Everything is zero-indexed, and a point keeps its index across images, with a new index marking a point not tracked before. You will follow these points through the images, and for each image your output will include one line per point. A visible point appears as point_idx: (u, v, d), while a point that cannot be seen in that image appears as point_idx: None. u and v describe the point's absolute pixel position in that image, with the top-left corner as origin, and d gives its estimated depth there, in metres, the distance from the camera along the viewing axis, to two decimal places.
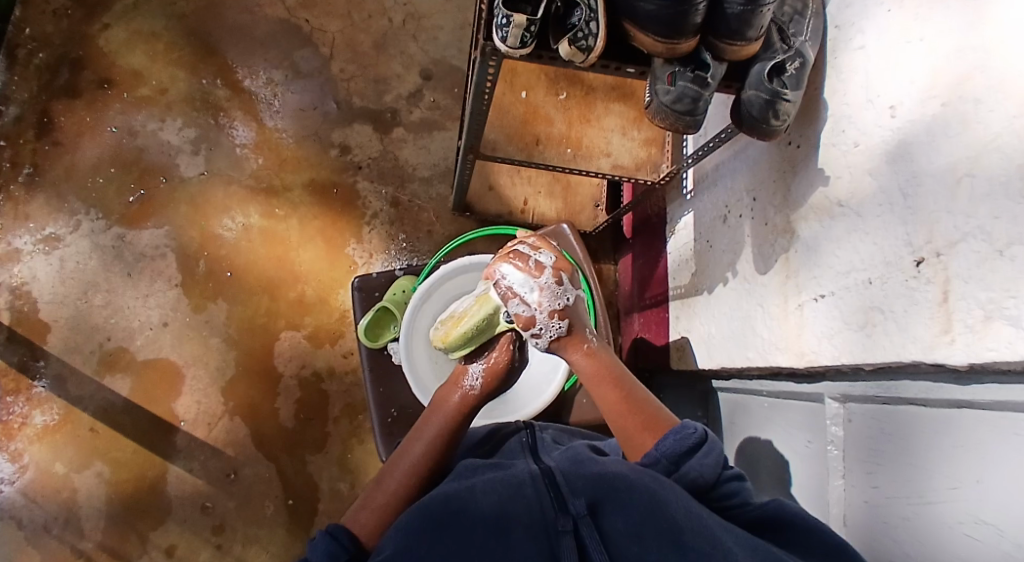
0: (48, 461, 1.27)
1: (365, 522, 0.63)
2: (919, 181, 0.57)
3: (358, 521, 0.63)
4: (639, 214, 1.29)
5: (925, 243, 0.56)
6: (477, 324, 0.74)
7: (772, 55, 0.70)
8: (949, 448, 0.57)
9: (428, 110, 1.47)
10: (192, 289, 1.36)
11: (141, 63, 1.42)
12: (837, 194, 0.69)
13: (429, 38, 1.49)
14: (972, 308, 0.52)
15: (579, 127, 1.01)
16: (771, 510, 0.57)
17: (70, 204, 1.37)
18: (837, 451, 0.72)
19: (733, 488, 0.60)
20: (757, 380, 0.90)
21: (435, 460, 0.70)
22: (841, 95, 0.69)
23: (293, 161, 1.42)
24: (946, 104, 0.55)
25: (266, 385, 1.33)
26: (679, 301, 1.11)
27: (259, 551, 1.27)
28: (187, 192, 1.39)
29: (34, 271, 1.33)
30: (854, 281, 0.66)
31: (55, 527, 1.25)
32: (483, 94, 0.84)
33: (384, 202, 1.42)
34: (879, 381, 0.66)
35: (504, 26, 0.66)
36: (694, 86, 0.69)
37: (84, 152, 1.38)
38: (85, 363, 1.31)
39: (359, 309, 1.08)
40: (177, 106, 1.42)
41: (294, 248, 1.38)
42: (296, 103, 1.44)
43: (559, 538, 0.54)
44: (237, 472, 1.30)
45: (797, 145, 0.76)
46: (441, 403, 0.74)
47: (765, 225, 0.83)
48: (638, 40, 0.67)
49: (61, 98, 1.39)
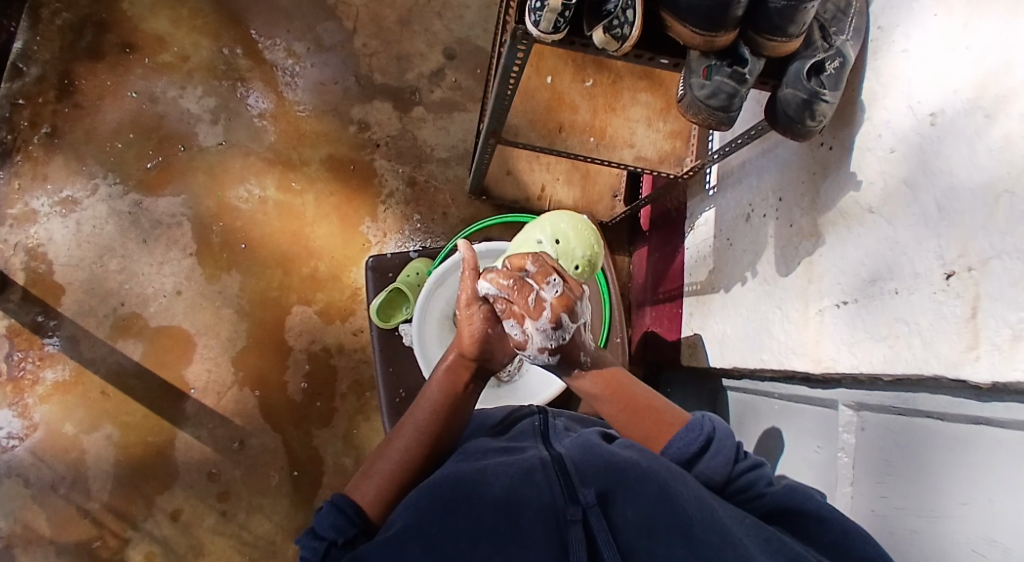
0: (58, 421, 1.28)
1: (368, 492, 0.62)
2: (957, 194, 0.56)
3: (361, 489, 0.63)
4: (658, 208, 1.28)
5: (957, 257, 0.55)
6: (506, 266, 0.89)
7: (813, 53, 0.68)
8: (965, 465, 0.56)
9: (449, 91, 1.45)
10: (205, 258, 1.36)
11: (164, 29, 1.41)
12: (868, 199, 0.67)
13: (454, 16, 1.47)
14: (1001, 328, 0.51)
15: (605, 116, 1.00)
16: (778, 504, 0.57)
17: (88, 167, 1.37)
18: (847, 459, 0.72)
19: (751, 479, 0.59)
20: (769, 382, 0.89)
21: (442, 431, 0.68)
22: (879, 100, 0.67)
23: (312, 136, 1.41)
24: (989, 115, 0.53)
25: (275, 358, 1.34)
26: (694, 298, 1.10)
27: (263, 521, 1.29)
28: (204, 161, 1.38)
29: (51, 233, 1.34)
30: (881, 289, 0.64)
31: (63, 486, 1.27)
32: (510, 78, 0.83)
33: (401, 181, 1.41)
34: (897, 392, 0.65)
35: (537, 9, 0.64)
36: (731, 82, 0.67)
37: (103, 116, 1.38)
38: (98, 327, 1.32)
39: (373, 289, 1.07)
40: (198, 74, 1.41)
41: (309, 224, 1.38)
42: (317, 76, 1.43)
43: (568, 528, 0.54)
44: (243, 441, 1.31)
45: (829, 147, 0.75)
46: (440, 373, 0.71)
47: (790, 227, 0.82)
48: (674, 30, 0.66)
49: (83, 60, 1.39)
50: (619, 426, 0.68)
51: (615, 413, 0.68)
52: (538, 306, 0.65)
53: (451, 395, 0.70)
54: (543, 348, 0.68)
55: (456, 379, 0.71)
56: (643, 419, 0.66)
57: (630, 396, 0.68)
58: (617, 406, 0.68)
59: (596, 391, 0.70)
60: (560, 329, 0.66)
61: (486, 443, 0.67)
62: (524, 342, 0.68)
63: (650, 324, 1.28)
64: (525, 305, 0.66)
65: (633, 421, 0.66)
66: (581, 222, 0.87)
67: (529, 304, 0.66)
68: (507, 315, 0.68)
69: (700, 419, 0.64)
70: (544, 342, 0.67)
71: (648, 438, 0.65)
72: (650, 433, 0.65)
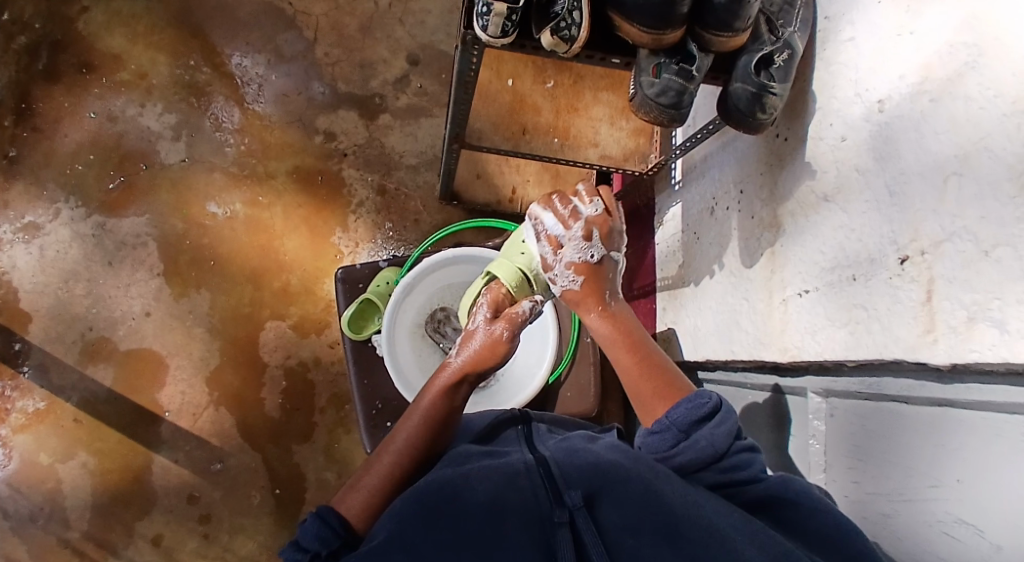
0: (31, 451, 1.26)
1: (354, 504, 0.60)
2: (906, 179, 0.56)
3: (347, 503, 0.61)
4: (628, 205, 1.29)
5: (910, 241, 0.56)
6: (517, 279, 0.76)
7: (760, 47, 0.69)
8: (933, 448, 0.56)
9: (415, 97, 1.44)
10: (174, 278, 1.34)
11: (120, 47, 1.39)
12: (823, 188, 0.68)
13: (416, 21, 1.46)
14: (956, 310, 0.51)
15: (567, 116, 1.00)
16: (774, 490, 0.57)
17: (49, 191, 1.34)
18: (817, 446, 0.73)
19: (743, 461, 0.60)
20: (741, 374, 0.90)
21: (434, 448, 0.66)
22: (830, 88, 0.68)
23: (279, 148, 1.40)
24: (935, 99, 0.54)
25: (251, 375, 1.32)
26: (666, 293, 1.11)
27: (246, 541, 1.27)
28: (169, 178, 1.36)
29: (14, 260, 1.31)
30: (838, 277, 0.65)
31: (39, 518, 1.25)
32: (467, 82, 0.83)
33: (370, 190, 1.40)
34: (861, 377, 0.65)
35: (484, 14, 0.64)
36: (679, 79, 0.68)
37: (63, 138, 1.36)
38: (67, 353, 1.30)
39: (343, 300, 1.06)
40: (158, 91, 1.39)
41: (279, 237, 1.37)
42: (280, 88, 1.42)
43: (555, 529, 0.52)
44: (222, 462, 1.29)
45: (784, 138, 0.75)
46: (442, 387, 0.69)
47: (752, 219, 0.82)
48: (624, 31, 0.66)
49: (38, 82, 1.36)
50: (627, 378, 0.69)
51: (628, 364, 0.69)
52: (573, 216, 0.72)
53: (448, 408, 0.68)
54: (572, 264, 0.71)
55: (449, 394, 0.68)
56: (653, 380, 0.67)
57: (645, 352, 0.69)
58: (630, 357, 0.69)
59: (605, 342, 0.71)
60: (591, 245, 0.71)
61: (469, 447, 0.66)
62: (549, 261, 0.72)
63: (625, 321, 1.28)
64: (564, 212, 0.73)
65: (641, 381, 0.67)
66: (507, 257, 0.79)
67: (566, 213, 0.72)
68: (540, 236, 0.74)
69: (705, 392, 0.64)
70: (574, 256, 0.71)
71: (654, 394, 0.66)
72: (656, 389, 0.66)
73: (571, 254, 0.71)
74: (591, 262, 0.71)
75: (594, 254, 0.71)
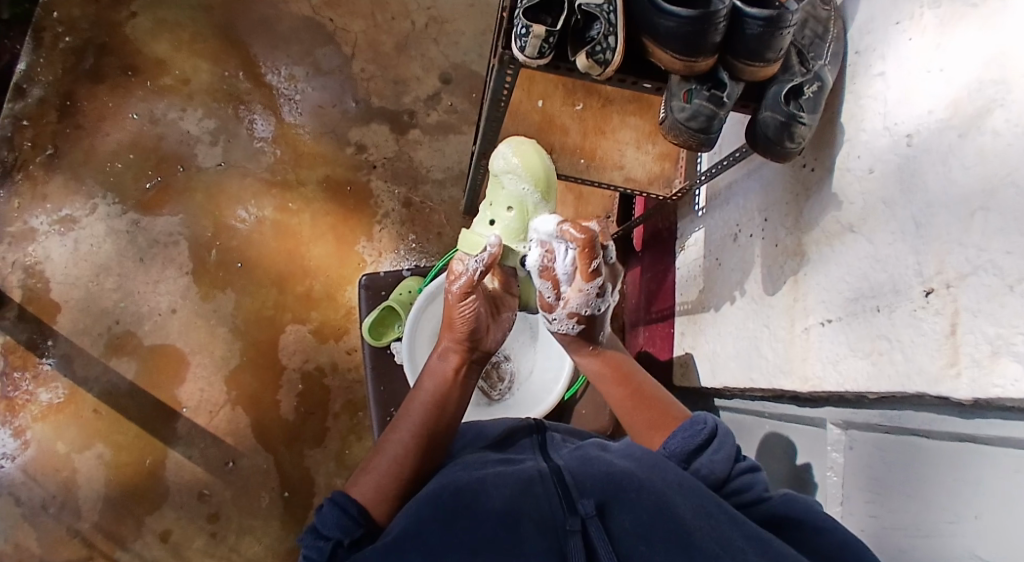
0: (50, 439, 1.28)
1: (367, 489, 0.61)
2: (933, 211, 0.57)
3: (360, 486, 0.61)
4: (650, 229, 1.30)
5: (936, 273, 0.56)
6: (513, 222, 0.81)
7: (790, 77, 0.71)
8: (951, 482, 0.56)
9: (445, 114, 1.47)
10: (201, 277, 1.37)
11: (165, 53, 1.44)
12: (849, 218, 0.69)
13: (450, 42, 1.50)
14: (979, 343, 0.52)
15: (594, 138, 1.02)
16: (779, 511, 0.58)
17: (88, 187, 1.38)
18: (836, 477, 0.72)
19: (745, 483, 0.60)
20: (760, 401, 0.90)
21: (444, 430, 0.67)
22: (858, 121, 0.69)
23: (310, 157, 1.43)
24: (962, 134, 0.55)
25: (268, 377, 1.34)
26: (686, 317, 1.11)
27: (253, 543, 1.28)
28: (203, 181, 1.40)
29: (48, 252, 1.35)
30: (863, 307, 0.65)
31: (52, 506, 1.26)
32: (500, 101, 0.86)
33: (396, 202, 1.43)
34: (884, 410, 0.65)
35: (522, 35, 0.66)
36: (709, 105, 0.69)
37: (104, 137, 1.40)
38: (92, 345, 1.33)
39: (365, 307, 1.08)
40: (199, 97, 1.43)
41: (305, 243, 1.40)
42: (316, 100, 1.46)
43: (567, 537, 0.53)
44: (235, 461, 1.31)
45: (811, 168, 0.76)
46: (443, 368, 0.69)
47: (776, 246, 0.83)
48: (656, 56, 0.68)
49: (85, 83, 1.41)
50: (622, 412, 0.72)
51: (620, 398, 0.72)
52: (592, 272, 0.68)
53: (448, 390, 0.68)
54: (574, 314, 0.71)
55: (453, 373, 0.69)
56: (647, 410, 0.70)
57: (637, 382, 0.73)
58: (621, 391, 0.72)
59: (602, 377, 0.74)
60: (600, 298, 0.70)
61: (484, 454, 0.66)
62: (551, 304, 0.72)
63: (642, 344, 1.28)
64: (584, 264, 0.68)
65: (635, 410, 0.70)
66: (521, 204, 0.81)
67: (589, 266, 0.67)
68: (547, 269, 0.71)
69: (699, 415, 0.66)
70: (579, 306, 0.70)
71: (652, 425, 0.68)
72: (650, 420, 0.69)
73: (576, 304, 0.70)
74: (594, 314, 0.71)
75: (599, 307, 0.71)
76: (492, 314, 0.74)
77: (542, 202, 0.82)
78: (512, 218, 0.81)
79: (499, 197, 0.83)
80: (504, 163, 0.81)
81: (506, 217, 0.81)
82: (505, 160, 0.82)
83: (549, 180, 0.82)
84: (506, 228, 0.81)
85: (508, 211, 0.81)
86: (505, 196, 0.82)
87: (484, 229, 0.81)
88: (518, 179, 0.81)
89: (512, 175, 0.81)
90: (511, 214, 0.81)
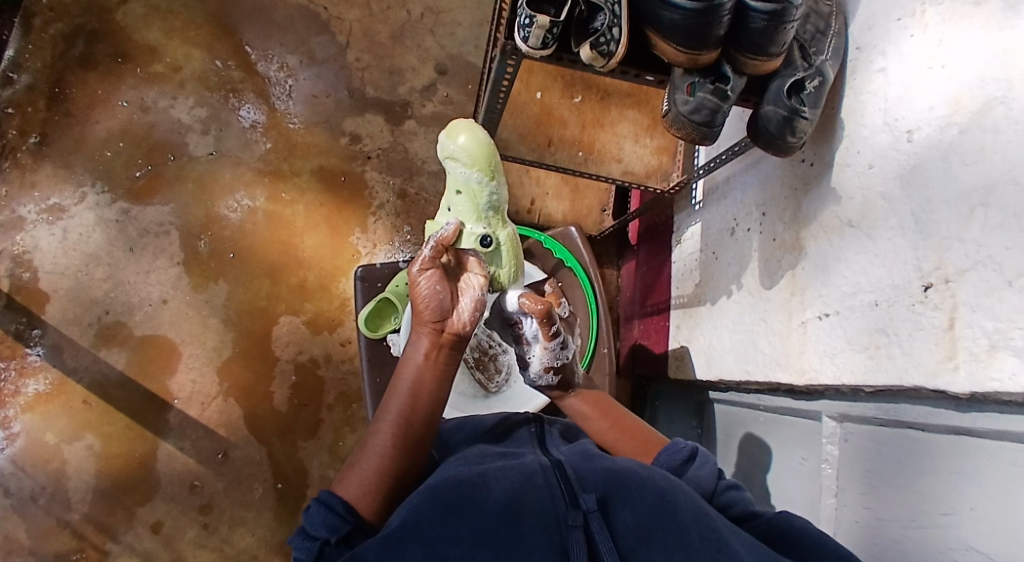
0: (39, 431, 1.27)
1: (351, 486, 0.61)
2: (933, 207, 0.58)
3: (347, 483, 0.61)
4: (646, 223, 1.31)
5: (935, 268, 0.57)
6: (463, 207, 0.84)
7: (793, 72, 0.71)
8: (945, 475, 0.57)
9: (441, 105, 1.47)
10: (193, 268, 1.35)
11: (157, 40, 1.42)
12: (848, 214, 0.69)
13: (446, 32, 1.49)
14: (977, 337, 0.52)
15: (593, 131, 1.02)
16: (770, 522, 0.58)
17: (77, 175, 1.36)
18: (830, 469, 0.73)
19: (730, 498, 0.61)
20: (754, 395, 0.90)
21: (424, 419, 0.65)
22: (859, 117, 0.69)
23: (304, 147, 1.42)
24: (963, 131, 0.55)
25: (261, 368, 1.33)
26: (681, 311, 1.12)
27: (245, 534, 1.27)
28: (194, 170, 1.39)
29: (37, 241, 1.33)
30: (860, 301, 0.66)
31: (42, 498, 1.25)
32: (500, 91, 0.85)
33: (391, 193, 1.42)
34: (879, 403, 0.66)
35: (526, 26, 0.66)
36: (714, 98, 0.69)
37: (94, 125, 1.38)
38: (82, 335, 1.31)
39: (362, 298, 1.08)
40: (190, 84, 1.41)
41: (299, 234, 1.39)
42: (310, 89, 1.44)
43: (569, 531, 0.53)
44: (227, 453, 1.30)
45: (810, 163, 0.77)
46: (414, 356, 0.66)
47: (773, 240, 0.83)
48: (660, 49, 0.68)
49: (74, 69, 1.39)
50: (608, 443, 0.72)
51: (603, 431, 0.73)
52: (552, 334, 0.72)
53: (425, 386, 0.65)
54: (547, 368, 0.75)
55: (424, 360, 0.66)
56: (630, 439, 0.71)
57: (619, 417, 0.74)
58: (604, 423, 0.73)
59: (588, 412, 0.76)
60: (565, 350, 0.74)
61: (483, 449, 0.66)
62: (527, 358, 0.76)
63: (637, 337, 1.29)
64: (544, 328, 0.72)
65: (619, 441, 0.71)
66: (468, 191, 0.83)
67: (549, 328, 0.72)
68: (522, 335, 0.75)
69: (678, 440, 0.67)
70: (547, 362, 0.74)
71: (636, 453, 0.69)
72: (634, 449, 0.70)
73: (545, 360, 0.74)
74: (562, 365, 0.75)
75: (564, 359, 0.74)
76: (456, 293, 0.68)
77: (486, 182, 0.82)
78: (463, 203, 0.84)
79: (448, 180, 0.85)
80: (443, 153, 0.82)
81: (455, 204, 0.85)
82: (444, 146, 0.82)
83: (491, 158, 0.81)
84: (460, 212, 0.85)
85: (457, 195, 0.84)
86: (452, 180, 0.84)
87: (442, 217, 0.87)
88: (458, 165, 0.81)
89: (451, 159, 0.81)
90: (461, 199, 0.84)
